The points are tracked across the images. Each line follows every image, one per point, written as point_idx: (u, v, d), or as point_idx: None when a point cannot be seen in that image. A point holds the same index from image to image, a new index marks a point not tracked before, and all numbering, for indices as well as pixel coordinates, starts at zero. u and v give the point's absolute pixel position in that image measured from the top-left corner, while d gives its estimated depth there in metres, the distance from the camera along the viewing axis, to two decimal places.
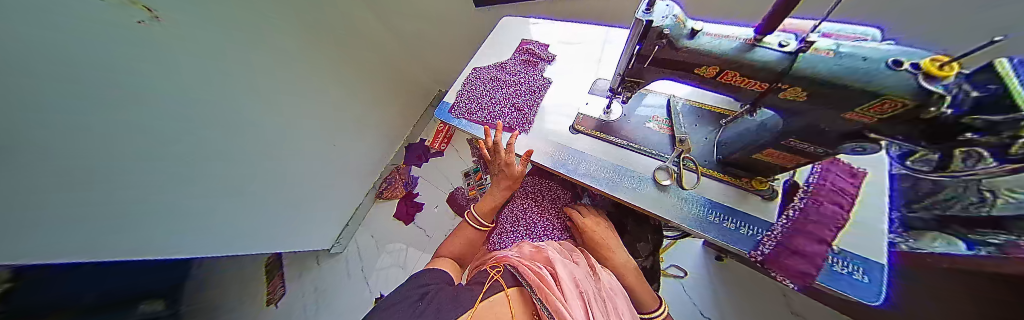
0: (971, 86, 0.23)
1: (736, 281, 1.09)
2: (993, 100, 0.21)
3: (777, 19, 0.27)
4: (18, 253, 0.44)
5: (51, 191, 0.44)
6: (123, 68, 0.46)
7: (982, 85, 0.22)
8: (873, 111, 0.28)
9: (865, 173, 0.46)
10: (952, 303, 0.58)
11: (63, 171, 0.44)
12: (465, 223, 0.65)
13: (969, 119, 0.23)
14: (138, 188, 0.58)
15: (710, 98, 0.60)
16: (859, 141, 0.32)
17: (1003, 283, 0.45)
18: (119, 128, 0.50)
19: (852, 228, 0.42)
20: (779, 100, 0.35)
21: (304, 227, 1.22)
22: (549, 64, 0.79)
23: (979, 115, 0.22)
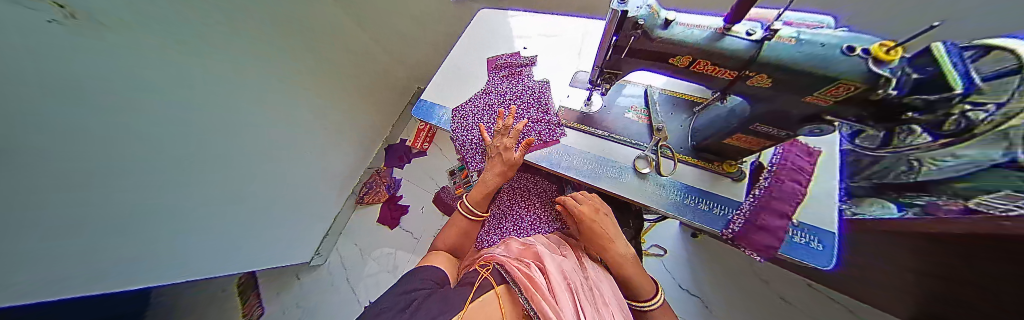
0: (912, 68, 0.25)
1: (711, 256, 1.18)
2: (928, 81, 0.23)
3: (745, 7, 0.27)
4: (19, 253, 0.39)
5: (51, 191, 0.40)
6: (125, 75, 0.46)
7: (924, 69, 0.23)
8: (830, 94, 0.29)
9: (820, 151, 0.50)
10: (890, 259, 0.65)
11: (62, 173, 0.41)
12: (457, 214, 0.62)
13: (909, 99, 0.25)
14: (136, 191, 0.54)
15: (685, 87, 0.61)
16: (817, 123, 0.35)
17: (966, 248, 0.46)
18: (117, 131, 0.48)
19: (809, 203, 0.46)
20: (747, 87, 0.37)
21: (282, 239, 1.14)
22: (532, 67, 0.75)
23: (917, 95, 0.24)
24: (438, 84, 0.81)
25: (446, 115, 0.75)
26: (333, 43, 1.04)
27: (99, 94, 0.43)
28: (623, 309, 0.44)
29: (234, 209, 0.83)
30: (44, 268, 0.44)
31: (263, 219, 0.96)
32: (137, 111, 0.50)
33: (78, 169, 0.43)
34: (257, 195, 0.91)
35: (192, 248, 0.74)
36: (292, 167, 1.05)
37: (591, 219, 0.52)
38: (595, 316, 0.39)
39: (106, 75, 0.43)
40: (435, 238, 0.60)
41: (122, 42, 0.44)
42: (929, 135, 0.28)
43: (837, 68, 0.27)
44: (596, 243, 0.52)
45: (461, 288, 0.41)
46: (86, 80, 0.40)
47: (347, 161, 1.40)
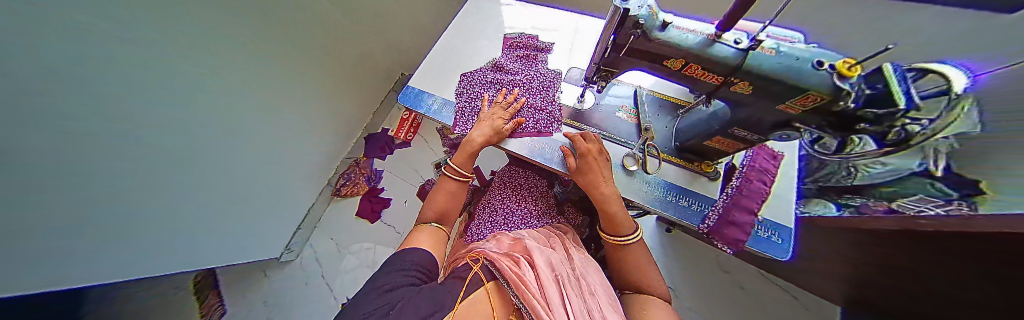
0: (867, 85, 0.28)
1: (680, 249, 1.28)
2: (878, 97, 0.26)
3: (734, 17, 0.29)
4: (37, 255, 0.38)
5: (51, 190, 0.36)
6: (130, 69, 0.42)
7: (873, 86, 0.27)
8: (801, 103, 0.32)
9: (783, 154, 0.55)
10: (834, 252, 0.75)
11: (63, 171, 0.37)
12: (443, 177, 0.61)
13: (862, 112, 0.28)
14: (141, 190, 0.53)
15: (671, 89, 0.64)
16: (786, 130, 0.39)
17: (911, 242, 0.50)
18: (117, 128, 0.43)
19: (772, 201, 0.52)
20: (730, 93, 0.39)
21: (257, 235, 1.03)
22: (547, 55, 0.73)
23: (869, 110, 0.27)
24: (427, 70, 0.77)
25: (435, 103, 0.72)
26: (322, 29, 0.95)
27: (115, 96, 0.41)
28: (613, 299, 0.44)
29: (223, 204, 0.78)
30: (52, 271, 0.41)
31: (259, 217, 0.99)
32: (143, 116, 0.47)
33: (95, 168, 0.42)
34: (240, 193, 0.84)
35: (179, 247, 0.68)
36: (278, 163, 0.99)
37: (593, 156, 0.52)
38: (582, 307, 0.38)
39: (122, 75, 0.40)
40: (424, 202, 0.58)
41: (148, 52, 0.44)
42: (878, 144, 0.32)
43: (808, 81, 0.29)
44: (586, 181, 0.53)
45: (452, 282, 0.40)
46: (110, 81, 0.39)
47: (324, 152, 1.29)
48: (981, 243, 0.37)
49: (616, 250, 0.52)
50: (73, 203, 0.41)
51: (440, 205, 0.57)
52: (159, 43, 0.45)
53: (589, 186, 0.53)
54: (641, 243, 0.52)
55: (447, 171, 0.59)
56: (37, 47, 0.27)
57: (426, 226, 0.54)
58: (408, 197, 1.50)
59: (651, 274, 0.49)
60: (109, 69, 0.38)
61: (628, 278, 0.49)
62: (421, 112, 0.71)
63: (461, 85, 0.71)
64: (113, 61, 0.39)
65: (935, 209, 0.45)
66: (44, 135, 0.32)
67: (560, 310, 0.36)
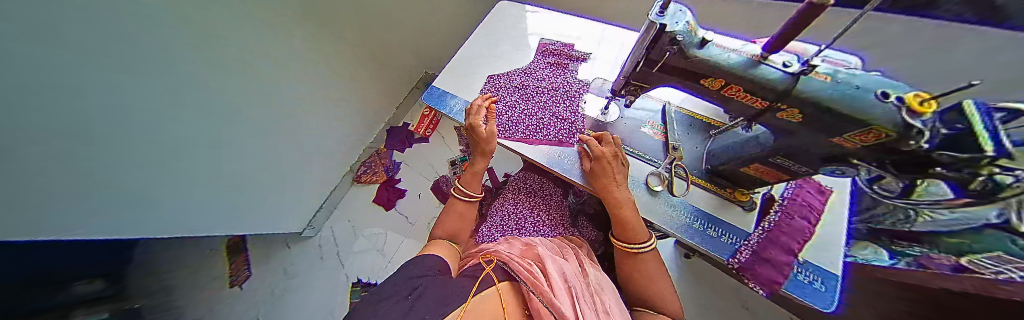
0: (945, 125, 0.24)
1: (697, 277, 1.20)
2: (958, 138, 0.23)
3: (784, 39, 0.26)
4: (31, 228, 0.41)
5: (53, 162, 0.38)
6: (144, 66, 0.45)
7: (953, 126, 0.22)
8: (860, 138, 0.29)
9: (831, 190, 0.51)
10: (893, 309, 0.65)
11: (66, 152, 0.39)
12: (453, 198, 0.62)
13: (937, 154, 0.24)
14: (144, 169, 0.56)
15: (702, 108, 0.61)
16: (838, 164, 0.35)
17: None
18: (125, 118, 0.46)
19: (817, 242, 0.47)
20: (776, 119, 0.36)
21: (277, 210, 1.11)
22: (582, 64, 0.73)
23: (947, 152, 0.23)
24: (453, 70, 0.80)
25: (457, 105, 0.74)
26: (349, 23, 1.02)
27: (119, 97, 0.43)
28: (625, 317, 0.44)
29: (241, 174, 0.84)
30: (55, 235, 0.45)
31: (274, 190, 1.04)
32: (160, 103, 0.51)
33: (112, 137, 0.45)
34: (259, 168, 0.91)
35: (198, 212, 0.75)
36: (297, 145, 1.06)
37: (609, 161, 0.50)
38: None
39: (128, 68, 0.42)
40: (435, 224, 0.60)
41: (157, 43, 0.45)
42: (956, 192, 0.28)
43: (870, 111, 0.25)
44: (598, 184, 0.52)
45: (464, 280, 0.41)
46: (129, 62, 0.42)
47: (347, 139, 1.37)
48: None
49: (625, 257, 0.51)
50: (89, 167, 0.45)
51: (449, 227, 0.59)
52: (173, 53, 0.49)
53: (601, 190, 0.52)
54: (654, 252, 0.50)
55: (454, 195, 0.62)
56: (33, 32, 0.27)
57: (438, 243, 0.54)
58: (422, 190, 1.55)
59: (663, 288, 0.48)
60: (120, 69, 0.41)
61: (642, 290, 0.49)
62: (443, 112, 0.74)
63: (487, 87, 0.74)
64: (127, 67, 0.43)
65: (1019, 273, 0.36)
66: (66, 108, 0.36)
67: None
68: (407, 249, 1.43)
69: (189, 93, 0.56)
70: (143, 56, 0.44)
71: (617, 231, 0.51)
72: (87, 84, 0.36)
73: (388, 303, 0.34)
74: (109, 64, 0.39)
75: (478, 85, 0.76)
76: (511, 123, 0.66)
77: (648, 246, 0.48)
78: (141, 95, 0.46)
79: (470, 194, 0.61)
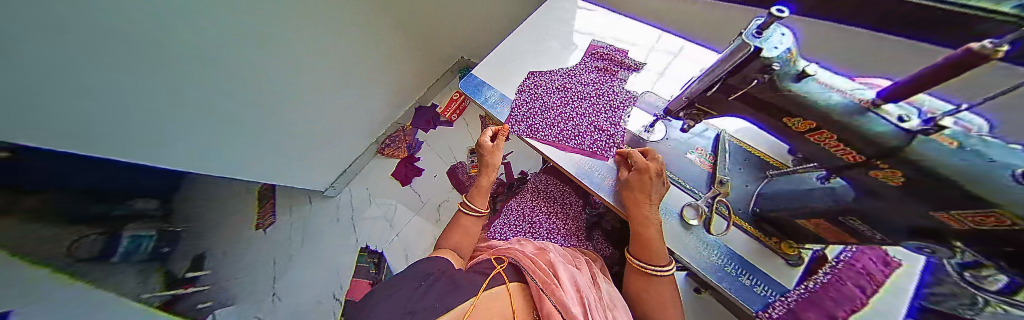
0: None
1: (705, 316, 1.13)
2: None
3: (926, 82, 0.21)
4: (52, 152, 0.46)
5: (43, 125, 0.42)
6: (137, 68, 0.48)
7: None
8: (972, 219, 0.24)
9: (898, 263, 0.45)
10: None
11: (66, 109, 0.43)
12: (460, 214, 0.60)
13: None
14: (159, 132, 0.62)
15: (763, 143, 0.55)
16: (927, 241, 0.30)
17: None
18: (120, 110, 0.51)
19: (871, 316, 0.41)
20: (870, 179, 0.31)
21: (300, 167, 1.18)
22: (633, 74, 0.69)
23: None
24: (495, 61, 0.79)
25: (492, 97, 0.73)
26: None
27: (120, 97, 0.49)
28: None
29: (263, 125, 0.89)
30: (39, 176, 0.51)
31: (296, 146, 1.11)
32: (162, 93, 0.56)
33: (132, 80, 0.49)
34: (275, 128, 0.96)
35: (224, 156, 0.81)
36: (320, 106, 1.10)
37: (652, 176, 0.46)
38: None
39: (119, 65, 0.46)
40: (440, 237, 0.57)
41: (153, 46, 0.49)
42: None
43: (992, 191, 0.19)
44: (629, 196, 0.50)
45: (473, 275, 0.40)
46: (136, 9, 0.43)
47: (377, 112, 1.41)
48: None
49: (637, 275, 0.49)
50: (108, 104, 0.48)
51: (454, 240, 0.55)
52: (169, 56, 0.52)
53: (632, 203, 0.49)
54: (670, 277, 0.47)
55: (461, 210, 0.59)
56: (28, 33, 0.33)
57: (443, 252, 0.51)
58: (438, 173, 1.58)
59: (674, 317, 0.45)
60: (113, 67, 0.45)
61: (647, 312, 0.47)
62: (479, 102, 0.73)
63: (529, 83, 0.72)
64: (120, 65, 0.46)
65: None
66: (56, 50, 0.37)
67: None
68: (413, 226, 1.48)
69: (188, 93, 0.61)
70: (135, 57, 0.47)
71: (639, 250, 0.48)
72: (88, 84, 0.43)
73: (400, 296, 0.35)
74: (96, 59, 0.42)
75: (518, 80, 0.74)
76: (547, 124, 0.63)
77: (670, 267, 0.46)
78: (140, 95, 0.52)
79: (476, 208, 0.58)
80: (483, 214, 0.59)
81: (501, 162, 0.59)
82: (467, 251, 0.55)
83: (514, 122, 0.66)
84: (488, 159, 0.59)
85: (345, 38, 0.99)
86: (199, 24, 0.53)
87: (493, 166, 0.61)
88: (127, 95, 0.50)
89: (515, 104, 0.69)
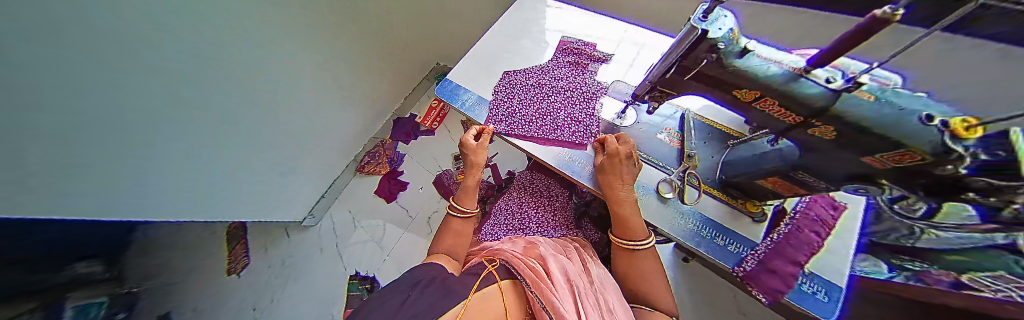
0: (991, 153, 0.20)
1: (693, 282, 1.22)
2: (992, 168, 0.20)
3: (846, 46, 0.23)
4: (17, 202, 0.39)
5: (35, 139, 0.37)
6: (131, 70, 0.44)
7: (993, 154, 0.20)
8: (893, 159, 0.28)
9: (844, 206, 0.51)
10: None
11: (48, 132, 0.38)
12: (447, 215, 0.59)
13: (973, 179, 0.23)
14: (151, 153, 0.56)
15: (723, 117, 0.60)
16: (863, 184, 0.34)
17: None
18: (111, 111, 0.44)
19: (825, 255, 0.48)
20: (807, 135, 0.35)
21: (273, 199, 1.08)
22: (601, 65, 0.72)
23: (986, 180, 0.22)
24: (468, 65, 0.78)
25: (469, 100, 0.72)
26: (363, 11, 0.99)
27: (120, 96, 0.45)
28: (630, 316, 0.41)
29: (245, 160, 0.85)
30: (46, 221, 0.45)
31: (274, 175, 1.02)
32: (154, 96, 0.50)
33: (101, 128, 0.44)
34: (264, 139, 0.89)
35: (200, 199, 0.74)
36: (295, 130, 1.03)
37: (621, 158, 0.49)
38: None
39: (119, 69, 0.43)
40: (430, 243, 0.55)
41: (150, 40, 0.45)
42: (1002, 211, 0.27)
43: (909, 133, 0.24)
44: (604, 181, 0.52)
45: (465, 277, 0.39)
46: (108, 49, 0.39)
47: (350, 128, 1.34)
48: None
49: (620, 255, 0.51)
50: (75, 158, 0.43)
51: (447, 243, 0.54)
52: (162, 55, 0.48)
53: (606, 186, 0.52)
54: (651, 249, 0.50)
55: (448, 215, 0.59)
56: (29, 32, 0.30)
57: (437, 257, 0.49)
58: (424, 184, 1.53)
59: (660, 286, 0.47)
60: (113, 67, 0.41)
61: (639, 290, 0.47)
62: (456, 107, 0.72)
63: (503, 83, 0.72)
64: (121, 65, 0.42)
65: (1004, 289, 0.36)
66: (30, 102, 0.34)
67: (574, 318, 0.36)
68: (405, 242, 1.42)
69: (184, 92, 0.56)
70: (128, 57, 0.43)
71: (618, 228, 0.50)
72: (87, 85, 0.39)
73: (396, 299, 0.33)
74: (92, 58, 0.38)
75: (493, 82, 0.74)
76: (524, 122, 0.64)
77: (647, 243, 0.49)
78: (141, 94, 0.48)
79: (464, 209, 0.58)
80: (471, 215, 0.59)
81: (485, 160, 0.59)
82: (462, 252, 0.54)
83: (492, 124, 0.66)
84: (470, 159, 0.59)
85: (315, 57, 0.94)
86: (192, 20, 0.50)
87: (478, 164, 0.60)
88: (125, 94, 0.45)
89: (492, 105, 0.69)
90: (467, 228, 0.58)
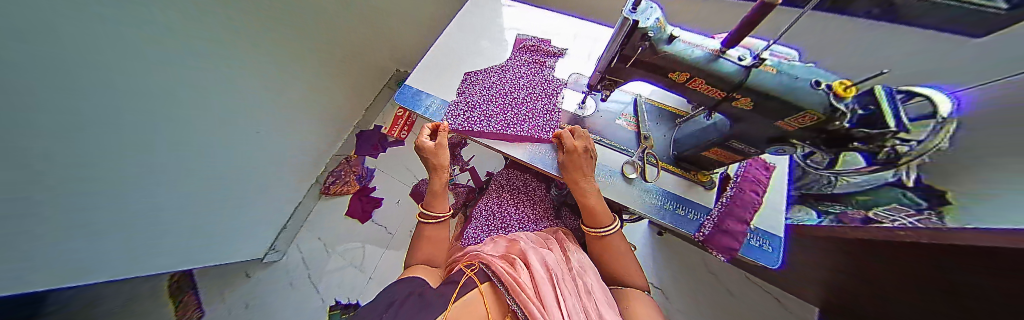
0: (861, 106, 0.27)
1: (670, 253, 1.32)
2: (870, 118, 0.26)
3: (747, 27, 0.26)
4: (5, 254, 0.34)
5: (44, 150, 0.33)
6: (111, 77, 0.40)
7: (867, 106, 0.27)
8: (798, 121, 0.33)
9: (774, 165, 0.58)
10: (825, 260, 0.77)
11: (48, 153, 0.34)
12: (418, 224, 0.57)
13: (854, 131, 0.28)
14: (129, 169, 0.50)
15: (668, 98, 0.66)
16: (782, 145, 0.40)
17: (887, 262, 0.57)
18: (101, 112, 0.40)
19: (764, 212, 0.55)
20: (733, 108, 0.39)
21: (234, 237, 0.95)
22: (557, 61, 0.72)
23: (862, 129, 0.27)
24: (426, 69, 0.75)
25: (433, 105, 0.70)
26: (319, 20, 0.95)
27: (114, 97, 0.42)
28: (608, 295, 0.43)
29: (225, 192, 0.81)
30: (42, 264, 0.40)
31: (240, 206, 0.90)
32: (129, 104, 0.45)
33: (100, 173, 0.43)
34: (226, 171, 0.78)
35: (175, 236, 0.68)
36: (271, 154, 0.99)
37: (579, 154, 0.51)
38: (579, 306, 0.37)
39: (101, 79, 0.39)
40: (405, 256, 0.52)
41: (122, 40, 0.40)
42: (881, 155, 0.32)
43: (808, 100, 0.30)
44: (568, 177, 0.53)
45: (444, 288, 0.38)
46: (108, 87, 0.39)
47: (306, 148, 1.23)
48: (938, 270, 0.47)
49: (594, 242, 0.53)
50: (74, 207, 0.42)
51: (426, 251, 0.52)
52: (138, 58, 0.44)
53: (571, 182, 0.53)
54: (619, 233, 0.53)
55: (419, 222, 0.56)
56: (33, 33, 0.27)
57: (417, 268, 0.47)
58: (401, 197, 1.46)
59: (630, 260, 0.50)
60: (103, 66, 0.38)
61: (613, 269, 0.50)
62: (419, 114, 0.69)
63: (464, 85, 0.71)
64: (111, 63, 0.40)
65: (908, 219, 0.56)
66: (53, 141, 0.34)
67: (555, 310, 0.35)
68: (389, 260, 1.35)
69: (175, 91, 0.54)
70: (114, 56, 0.40)
71: (585, 218, 0.52)
72: (84, 85, 0.36)
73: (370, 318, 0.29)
74: (90, 57, 0.36)
75: (454, 85, 0.73)
76: (486, 123, 0.63)
77: (611, 229, 0.51)
78: (130, 94, 0.45)
79: (434, 213, 0.56)
80: (444, 218, 0.57)
81: (449, 162, 0.56)
82: (441, 260, 0.53)
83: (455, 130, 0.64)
84: (433, 162, 0.56)
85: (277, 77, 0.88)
86: (155, 19, 0.45)
87: (441, 166, 0.58)
88: (117, 95, 0.42)
89: (452, 109, 0.67)
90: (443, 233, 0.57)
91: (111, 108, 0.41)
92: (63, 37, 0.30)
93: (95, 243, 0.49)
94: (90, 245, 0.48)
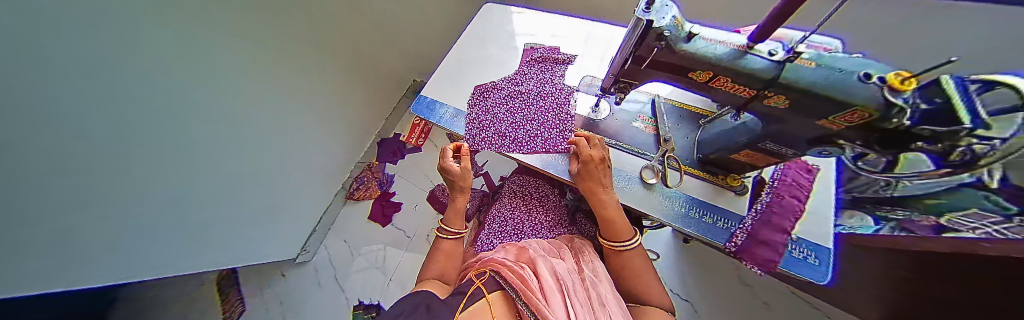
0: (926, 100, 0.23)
1: (698, 261, 1.23)
2: (936, 117, 0.22)
3: (779, 19, 0.24)
4: None
5: None
6: (58, 62, 0.37)
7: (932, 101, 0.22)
8: (844, 119, 0.30)
9: (818, 169, 0.53)
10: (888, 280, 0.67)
11: None
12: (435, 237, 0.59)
13: (918, 130, 0.24)
14: (85, 171, 0.48)
15: (689, 97, 0.63)
16: (824, 146, 0.36)
17: (960, 280, 0.50)
18: (38, 100, 0.37)
19: (808, 219, 0.49)
20: (766, 107, 0.37)
21: (251, 237, 1.01)
22: (567, 68, 0.72)
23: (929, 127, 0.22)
24: (442, 79, 0.78)
25: (447, 114, 0.72)
26: (325, 29, 1.01)
27: (68, 92, 0.40)
28: (624, 310, 0.41)
29: (232, 189, 0.86)
30: None
31: (251, 208, 0.96)
32: (76, 92, 0.41)
33: (47, 162, 0.42)
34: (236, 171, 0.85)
35: (172, 240, 0.75)
36: (282, 158, 1.05)
37: (596, 164, 0.49)
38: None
39: (48, 64, 0.36)
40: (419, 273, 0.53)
41: (78, 31, 0.38)
42: (961, 158, 0.26)
43: (853, 94, 0.27)
44: (586, 187, 0.51)
45: (450, 298, 0.38)
46: (87, 86, 0.42)
47: (331, 152, 1.33)
48: (993, 278, 0.43)
49: (609, 254, 0.51)
50: (61, 204, 0.47)
51: (436, 269, 0.52)
52: (92, 48, 0.41)
53: (589, 193, 0.51)
54: (640, 248, 0.50)
55: (437, 236, 0.58)
56: None
57: (429, 283, 0.47)
58: (417, 201, 1.51)
59: (649, 277, 0.48)
60: (56, 50, 0.36)
61: (631, 286, 0.48)
62: (434, 123, 0.72)
63: (478, 94, 0.72)
64: (66, 48, 0.37)
65: (994, 227, 0.45)
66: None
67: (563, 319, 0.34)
68: (406, 263, 1.38)
69: (151, 81, 0.53)
70: (63, 43, 0.37)
71: (603, 227, 0.51)
72: (20, 77, 0.33)
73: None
74: (32, 48, 0.33)
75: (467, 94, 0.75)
76: (501, 132, 0.65)
77: (632, 244, 0.48)
78: (90, 84, 0.42)
79: (453, 230, 0.58)
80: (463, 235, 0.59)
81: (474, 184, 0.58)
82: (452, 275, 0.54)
83: (468, 139, 0.66)
84: (459, 185, 0.58)
85: (289, 86, 0.97)
86: (116, 10, 0.42)
87: (465, 189, 0.59)
88: (68, 81, 0.39)
89: (468, 119, 0.69)
90: (457, 247, 0.58)
91: (66, 96, 0.40)
92: (29, 22, 0.31)
93: (70, 241, 0.52)
94: (67, 241, 0.51)
